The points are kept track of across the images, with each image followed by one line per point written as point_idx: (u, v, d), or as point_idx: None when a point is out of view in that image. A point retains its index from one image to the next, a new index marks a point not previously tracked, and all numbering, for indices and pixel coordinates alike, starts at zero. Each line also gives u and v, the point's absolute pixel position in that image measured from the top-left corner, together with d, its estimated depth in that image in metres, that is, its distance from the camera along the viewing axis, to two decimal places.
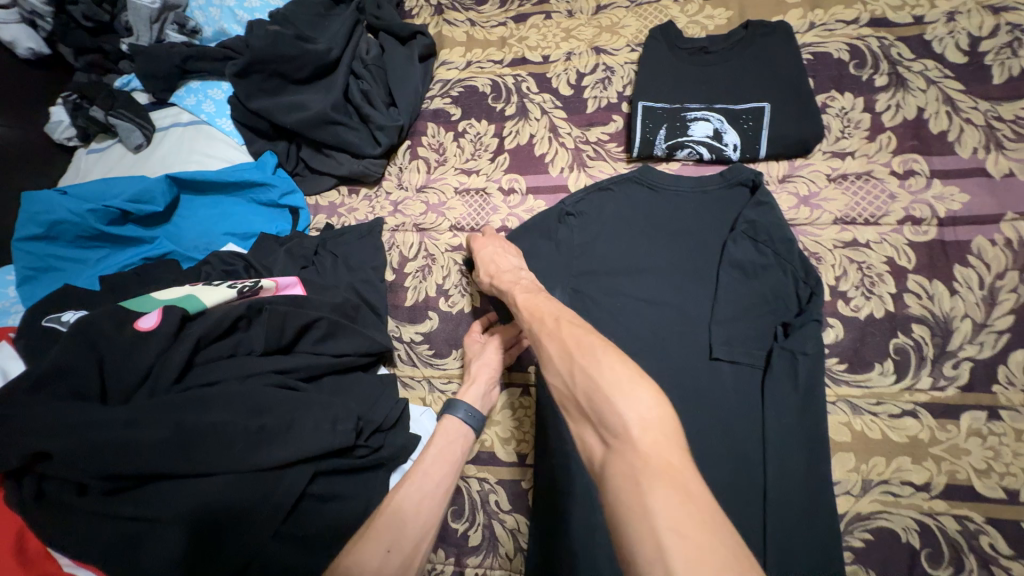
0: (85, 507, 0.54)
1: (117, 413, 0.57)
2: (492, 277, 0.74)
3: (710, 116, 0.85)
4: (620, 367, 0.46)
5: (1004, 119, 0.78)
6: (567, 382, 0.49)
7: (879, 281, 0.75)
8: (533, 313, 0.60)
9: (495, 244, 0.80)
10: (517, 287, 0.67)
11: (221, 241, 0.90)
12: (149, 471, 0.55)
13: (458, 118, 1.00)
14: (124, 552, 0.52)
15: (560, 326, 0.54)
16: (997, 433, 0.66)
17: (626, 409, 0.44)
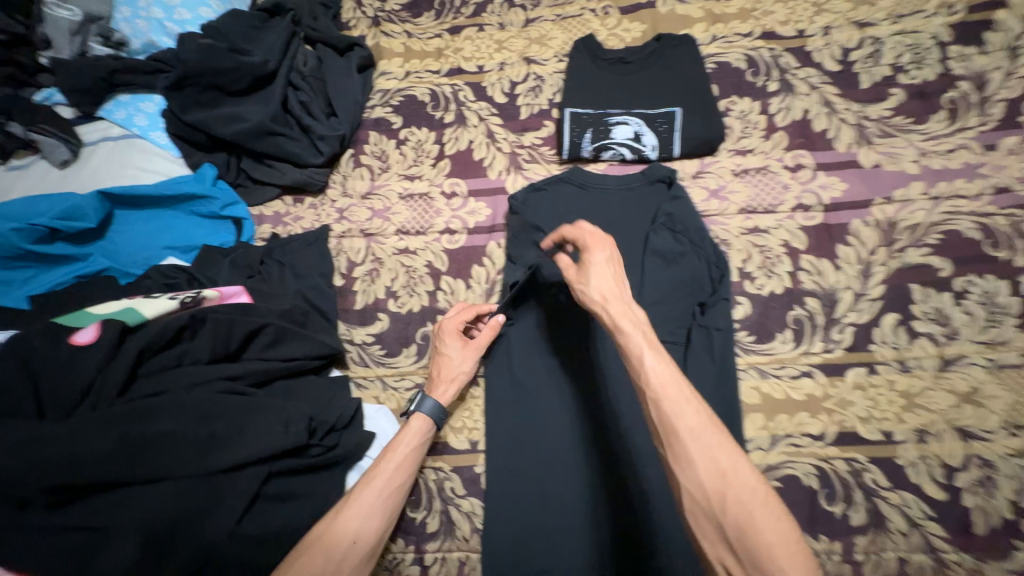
0: (31, 521, 0.55)
1: (57, 427, 0.57)
2: (606, 303, 0.63)
3: (630, 120, 0.93)
4: (773, 510, 0.50)
5: (872, 118, 0.91)
6: (716, 506, 0.51)
7: (778, 261, 0.85)
8: (666, 391, 0.55)
9: (608, 264, 0.67)
10: (643, 340, 0.59)
11: (161, 255, 0.88)
12: (98, 481, 0.56)
13: (399, 127, 1.04)
14: (76, 562, 0.54)
15: (708, 434, 0.53)
16: (875, 385, 0.77)
17: (783, 559, 0.48)
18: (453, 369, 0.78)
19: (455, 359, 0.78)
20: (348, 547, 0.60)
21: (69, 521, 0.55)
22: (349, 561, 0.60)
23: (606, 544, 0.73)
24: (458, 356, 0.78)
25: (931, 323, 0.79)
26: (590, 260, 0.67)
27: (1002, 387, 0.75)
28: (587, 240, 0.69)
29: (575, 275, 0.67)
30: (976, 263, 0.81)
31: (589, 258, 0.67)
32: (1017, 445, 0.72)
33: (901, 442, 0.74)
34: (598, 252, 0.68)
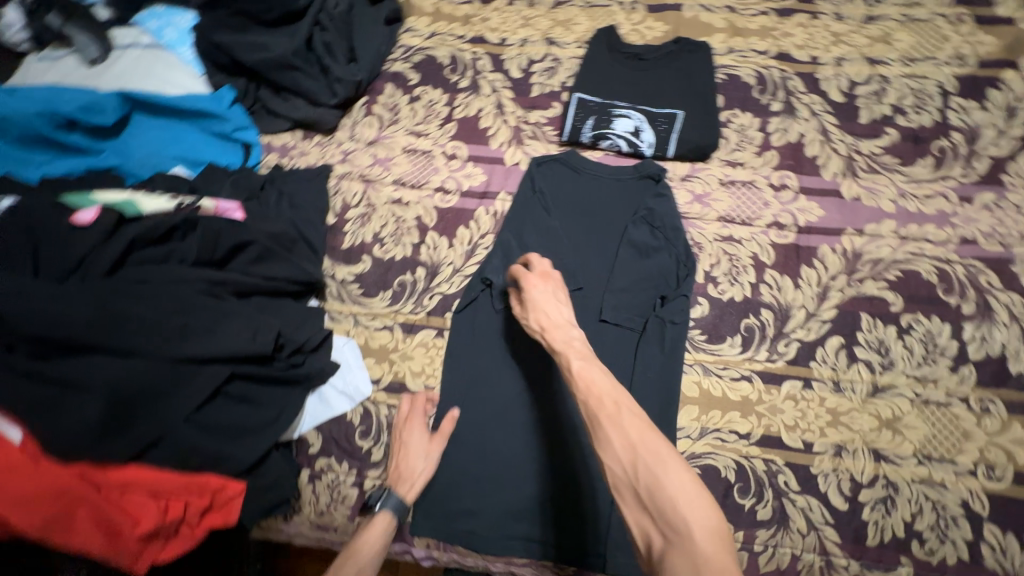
0: (12, 366, 0.60)
1: (47, 287, 0.62)
2: (543, 329, 0.72)
3: (632, 114, 0.97)
4: (684, 475, 0.52)
5: (862, 152, 0.95)
6: (629, 473, 0.54)
7: (743, 271, 0.90)
8: (588, 385, 0.62)
9: (551, 291, 0.76)
10: (570, 350, 0.67)
11: (170, 163, 0.92)
12: (77, 344, 0.62)
13: (415, 83, 1.07)
14: (45, 410, 0.60)
15: (622, 414, 0.57)
16: (807, 398, 0.83)
17: (692, 514, 0.50)
18: (418, 464, 0.79)
19: (418, 454, 0.79)
20: None
21: (44, 373, 0.61)
22: None
23: (528, 496, 0.79)
24: (421, 450, 0.80)
25: (871, 351, 0.84)
26: (530, 297, 0.75)
27: (922, 420, 0.80)
28: (524, 280, 0.78)
29: (523, 313, 0.77)
30: (925, 304, 0.85)
31: (529, 295, 0.76)
32: (923, 473, 0.78)
33: (818, 453, 0.80)
34: (530, 283, 0.77)
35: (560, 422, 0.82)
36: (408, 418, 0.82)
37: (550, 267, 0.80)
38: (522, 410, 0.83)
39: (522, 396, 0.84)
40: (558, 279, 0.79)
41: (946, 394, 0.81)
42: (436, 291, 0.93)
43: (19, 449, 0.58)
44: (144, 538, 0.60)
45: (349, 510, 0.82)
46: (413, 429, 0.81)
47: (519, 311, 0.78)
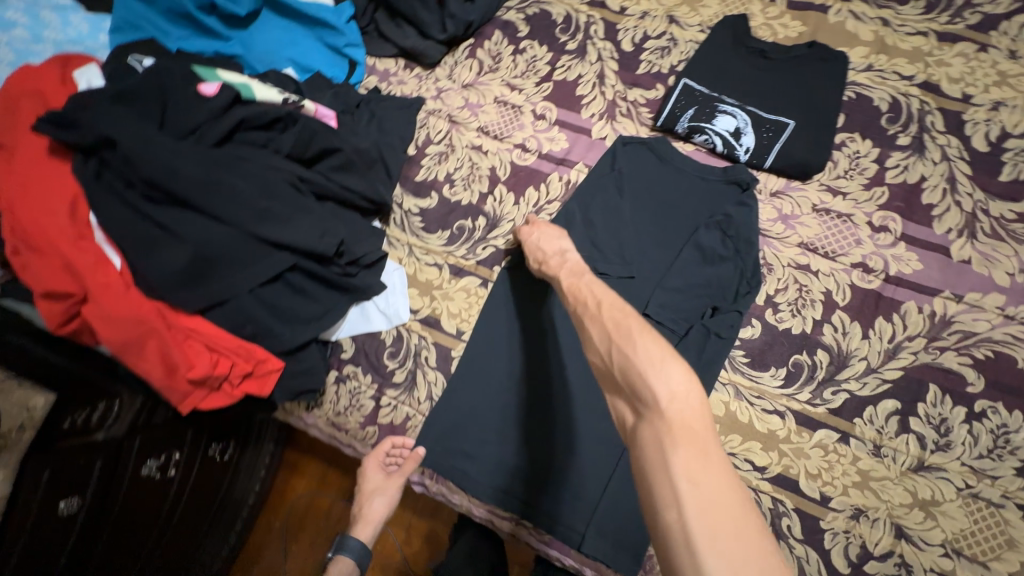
0: (125, 202, 0.69)
1: (165, 141, 0.69)
2: (540, 263, 0.81)
3: (738, 114, 0.90)
4: (654, 351, 0.58)
5: (990, 214, 0.83)
6: (606, 359, 0.62)
7: (810, 305, 0.84)
8: (579, 296, 0.71)
9: (548, 230, 0.85)
10: (567, 270, 0.77)
11: (284, 64, 0.98)
12: (179, 197, 0.69)
13: (523, 36, 1.06)
14: (143, 247, 0.68)
15: (603, 312, 0.67)
16: (839, 452, 0.78)
17: (657, 379, 0.56)
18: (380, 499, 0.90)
19: (379, 491, 0.89)
20: None
21: (149, 215, 0.69)
22: None
23: (526, 457, 0.82)
24: (378, 486, 0.89)
25: (928, 426, 0.77)
26: (526, 241, 0.85)
27: (963, 513, 0.73)
28: (521, 229, 0.87)
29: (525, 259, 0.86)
30: (1009, 394, 0.76)
31: (525, 239, 0.85)
32: (946, 566, 0.71)
33: (833, 509, 0.76)
34: (524, 234, 0.86)
35: (575, 399, 0.84)
36: (373, 462, 0.89)
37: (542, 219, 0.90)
38: (542, 376, 0.85)
39: (544, 364, 0.86)
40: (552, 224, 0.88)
41: (1001, 495, 0.73)
42: (490, 243, 0.94)
43: (118, 273, 0.68)
44: (194, 381, 0.68)
45: (362, 419, 0.89)
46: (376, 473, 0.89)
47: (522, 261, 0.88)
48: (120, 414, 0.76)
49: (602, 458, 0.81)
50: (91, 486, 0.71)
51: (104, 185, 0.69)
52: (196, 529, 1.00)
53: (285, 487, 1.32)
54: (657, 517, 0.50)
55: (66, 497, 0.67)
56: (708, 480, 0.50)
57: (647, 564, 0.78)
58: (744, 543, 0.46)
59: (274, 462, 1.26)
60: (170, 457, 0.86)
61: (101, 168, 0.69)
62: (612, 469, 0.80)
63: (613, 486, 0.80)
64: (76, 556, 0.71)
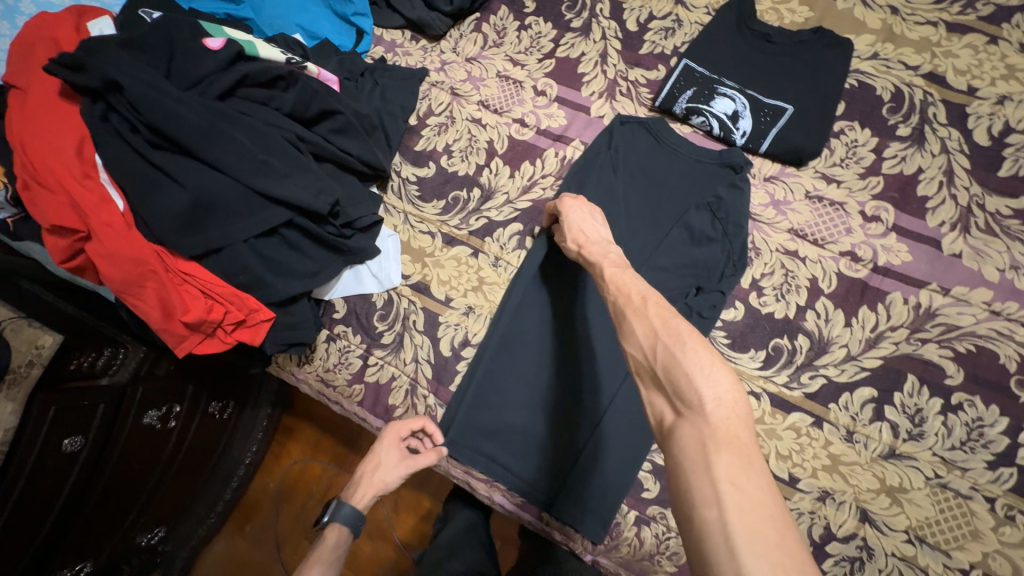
0: (131, 146, 0.72)
1: (169, 89, 0.72)
2: (580, 246, 0.76)
3: (737, 97, 0.91)
4: (702, 352, 0.54)
5: (986, 208, 0.82)
6: (647, 356, 0.57)
7: (794, 291, 0.84)
8: (623, 291, 0.65)
9: (591, 211, 0.80)
10: (606, 260, 0.71)
11: (293, 30, 1.01)
12: (179, 142, 0.72)
13: (529, 12, 1.07)
14: (145, 189, 0.72)
15: (648, 307, 0.61)
16: (811, 436, 0.78)
17: (706, 385, 0.52)
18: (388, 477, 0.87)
19: (389, 468, 0.87)
20: None
21: (153, 159, 0.73)
22: None
23: (503, 420, 0.86)
24: (389, 464, 0.87)
25: (902, 415, 0.77)
26: (566, 220, 0.79)
27: (930, 502, 0.73)
28: (562, 203, 0.81)
29: (562, 236, 0.81)
30: (988, 388, 0.76)
31: (565, 216, 0.79)
32: (907, 551, 0.72)
33: (801, 491, 0.77)
34: (566, 207, 0.80)
35: (555, 370, 0.87)
36: (388, 437, 0.87)
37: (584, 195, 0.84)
38: (526, 346, 0.88)
39: (529, 334, 0.89)
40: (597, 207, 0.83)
41: (970, 486, 0.73)
42: (483, 215, 0.96)
43: (121, 214, 0.71)
44: (188, 325, 0.72)
45: (349, 376, 0.92)
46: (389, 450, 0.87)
47: (558, 234, 0.82)
48: (123, 362, 0.82)
49: (577, 426, 0.84)
50: (93, 429, 0.75)
51: (111, 128, 0.73)
52: (189, 484, 1.06)
53: (280, 451, 1.36)
54: (693, 516, 0.48)
55: (70, 435, 0.71)
56: (753, 487, 0.47)
57: (613, 531, 0.81)
58: (790, 555, 0.43)
59: (272, 426, 1.30)
60: (170, 410, 0.90)
61: (108, 111, 0.73)
62: (586, 437, 0.84)
63: (587, 453, 0.83)
64: (78, 490, 0.75)
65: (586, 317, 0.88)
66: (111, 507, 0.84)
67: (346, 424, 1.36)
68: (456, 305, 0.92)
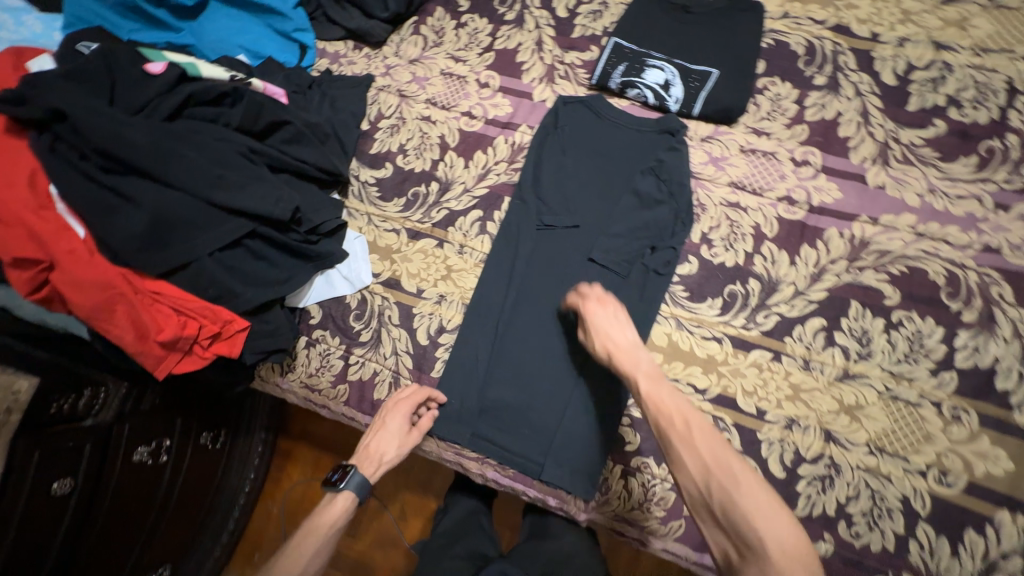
0: (83, 173, 0.74)
1: (115, 114, 0.74)
2: (610, 353, 0.76)
3: (666, 67, 0.97)
4: (759, 494, 0.58)
5: (901, 141, 0.90)
6: (702, 490, 0.60)
7: (741, 239, 0.90)
8: (663, 411, 0.66)
9: (613, 312, 0.79)
10: (640, 370, 0.72)
11: (235, 51, 1.02)
12: (131, 163, 0.74)
13: (464, 11, 1.11)
14: (102, 213, 0.73)
15: (694, 434, 0.63)
16: (773, 370, 0.84)
17: (767, 529, 0.55)
18: (389, 448, 0.86)
19: (392, 440, 0.86)
20: None
21: (108, 183, 0.74)
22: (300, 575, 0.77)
23: (486, 398, 0.90)
24: (394, 437, 0.86)
25: (851, 338, 0.83)
26: (592, 322, 0.79)
27: (885, 413, 0.79)
28: (586, 303, 0.81)
29: (587, 338, 0.81)
30: (923, 303, 0.82)
31: (591, 319, 0.79)
32: (870, 462, 0.78)
33: (769, 422, 0.81)
34: (590, 312, 0.80)
35: (530, 345, 0.91)
36: (390, 406, 0.87)
37: (605, 291, 0.83)
38: (503, 326, 0.92)
39: (501, 312, 0.92)
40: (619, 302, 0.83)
41: (919, 394, 0.79)
42: (444, 206, 0.99)
43: (81, 241, 0.72)
44: (165, 344, 0.74)
45: (333, 378, 0.94)
46: (393, 418, 0.86)
47: (581, 335, 0.82)
48: (105, 402, 0.82)
49: (557, 393, 0.88)
50: (82, 468, 0.76)
51: (60, 158, 0.74)
52: (189, 521, 1.05)
53: (282, 474, 1.36)
54: None
55: (59, 476, 0.72)
56: None
57: (602, 486, 0.85)
58: None
59: (269, 449, 1.31)
60: (160, 445, 0.91)
61: (55, 141, 0.74)
62: (567, 402, 0.88)
63: (570, 417, 0.87)
64: (73, 531, 0.75)
65: (552, 288, 0.92)
66: (110, 548, 0.84)
67: (342, 436, 1.37)
68: (428, 295, 0.95)
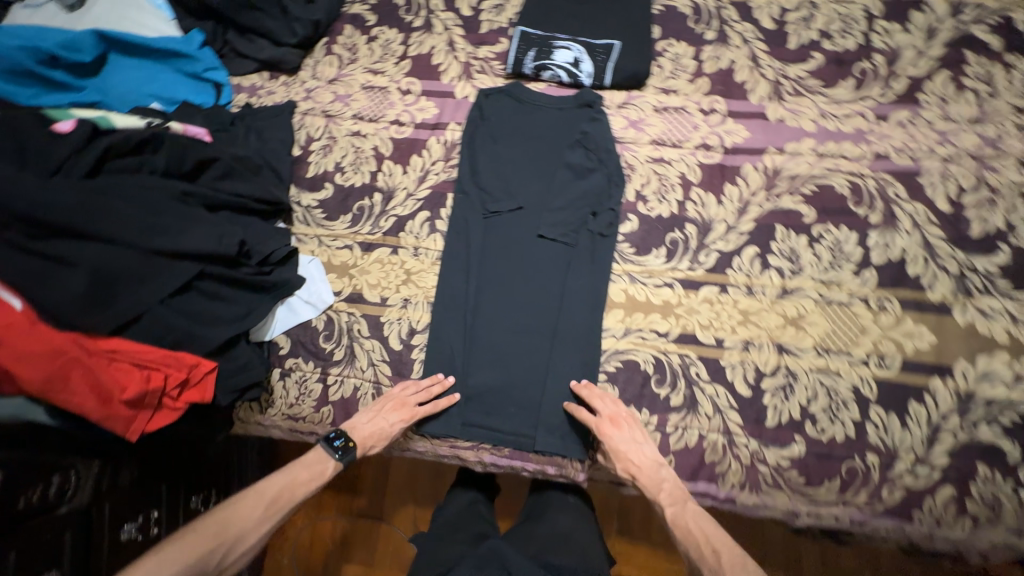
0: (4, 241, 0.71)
1: (29, 178, 0.72)
2: (632, 475, 0.82)
3: (572, 46, 1.03)
4: None
5: (789, 77, 0.99)
6: None
7: (672, 189, 0.97)
8: (688, 533, 0.80)
9: (631, 434, 0.84)
10: (665, 495, 0.82)
11: (147, 100, 1.01)
12: (56, 222, 0.72)
13: (372, 25, 1.14)
14: (34, 278, 0.70)
15: (721, 563, 0.76)
16: (723, 301, 0.91)
17: None
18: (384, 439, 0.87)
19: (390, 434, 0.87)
20: (236, 535, 0.78)
21: (33, 248, 0.72)
22: (250, 522, 0.79)
23: (470, 388, 0.93)
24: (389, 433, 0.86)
25: (782, 258, 0.91)
26: (609, 445, 0.82)
27: (824, 318, 0.88)
28: (602, 424, 0.84)
29: (608, 458, 0.85)
30: (836, 215, 0.92)
31: (609, 443, 0.82)
32: (820, 363, 0.86)
33: (728, 348, 0.88)
34: (609, 438, 0.83)
35: (502, 329, 0.94)
36: (396, 399, 0.88)
37: (618, 407, 0.86)
38: (472, 317, 0.95)
39: (466, 304, 0.95)
40: (637, 418, 0.86)
41: (849, 295, 0.88)
42: (391, 214, 1.01)
43: (19, 312, 0.69)
44: (130, 402, 0.72)
45: (315, 402, 0.94)
46: (397, 413, 0.87)
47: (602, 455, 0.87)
48: (78, 485, 0.78)
49: (535, 367, 0.92)
50: (65, 560, 0.75)
51: None
52: None
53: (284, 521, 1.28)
54: None
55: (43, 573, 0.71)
56: None
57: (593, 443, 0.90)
58: None
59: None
60: (148, 518, 0.90)
61: None
62: (545, 373, 0.92)
63: (552, 387, 0.91)
64: None
65: (510, 270, 0.96)
66: None
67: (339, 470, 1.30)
68: (393, 302, 0.96)
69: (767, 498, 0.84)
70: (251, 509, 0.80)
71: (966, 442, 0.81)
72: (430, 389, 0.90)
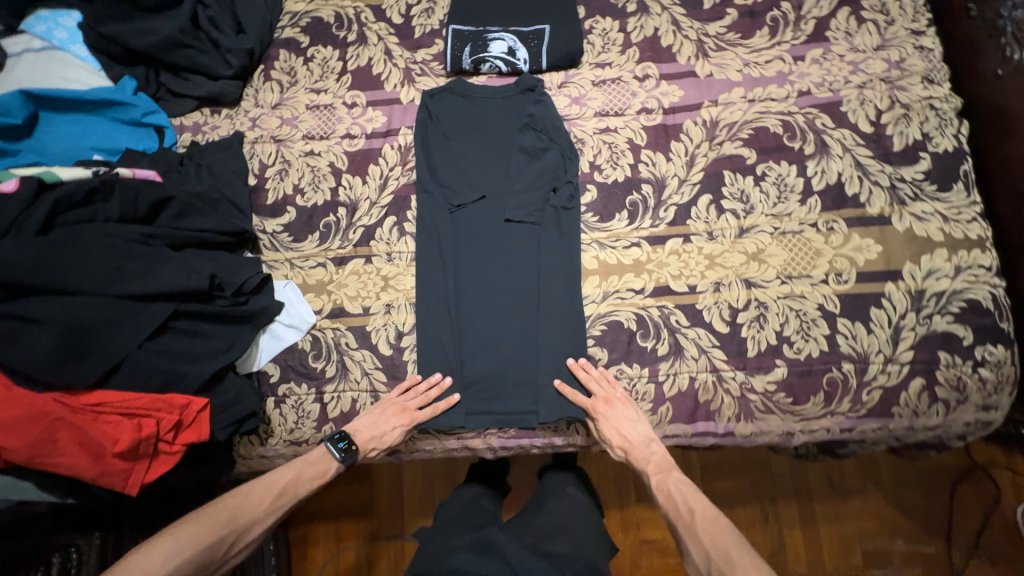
0: None
1: None
2: (624, 451, 0.87)
3: (505, 37, 1.07)
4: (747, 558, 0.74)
5: (710, 35, 1.06)
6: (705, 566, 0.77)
7: (622, 155, 1.01)
8: (671, 499, 0.85)
9: (623, 412, 0.88)
10: (653, 467, 0.87)
11: (87, 154, 0.99)
12: (16, 282, 0.72)
13: (306, 46, 1.14)
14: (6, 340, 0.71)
15: (697, 521, 0.81)
16: (689, 250, 0.96)
17: None
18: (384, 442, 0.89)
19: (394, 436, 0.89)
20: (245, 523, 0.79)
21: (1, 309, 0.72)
22: (258, 509, 0.81)
23: (466, 377, 0.94)
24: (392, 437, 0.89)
25: (734, 201, 0.97)
26: (603, 421, 0.87)
27: (782, 248, 0.94)
28: (596, 404, 0.88)
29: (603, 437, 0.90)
30: (775, 153, 0.99)
31: (602, 420, 0.87)
32: (786, 290, 0.92)
33: (701, 292, 0.93)
34: (602, 416, 0.87)
35: (486, 314, 0.96)
36: (397, 405, 0.90)
37: (613, 389, 0.89)
38: (454, 309, 0.97)
39: (446, 297, 0.97)
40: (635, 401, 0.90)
41: (800, 224, 0.95)
42: (359, 225, 1.02)
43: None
44: (124, 452, 0.71)
45: (315, 423, 0.93)
46: (399, 418, 0.89)
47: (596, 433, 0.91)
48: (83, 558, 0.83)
49: (526, 344, 0.95)
50: None
51: None
52: None
53: (306, 564, 1.26)
54: None
55: None
56: None
57: None
58: None
59: (282, 545, 1.20)
60: None
61: None
62: (536, 348, 0.95)
63: (545, 360, 0.94)
64: None
65: (484, 257, 0.98)
66: None
67: (354, 500, 1.29)
68: (376, 309, 0.97)
69: (762, 424, 0.89)
70: (261, 500, 0.82)
71: (925, 335, 0.88)
72: (428, 393, 0.92)
